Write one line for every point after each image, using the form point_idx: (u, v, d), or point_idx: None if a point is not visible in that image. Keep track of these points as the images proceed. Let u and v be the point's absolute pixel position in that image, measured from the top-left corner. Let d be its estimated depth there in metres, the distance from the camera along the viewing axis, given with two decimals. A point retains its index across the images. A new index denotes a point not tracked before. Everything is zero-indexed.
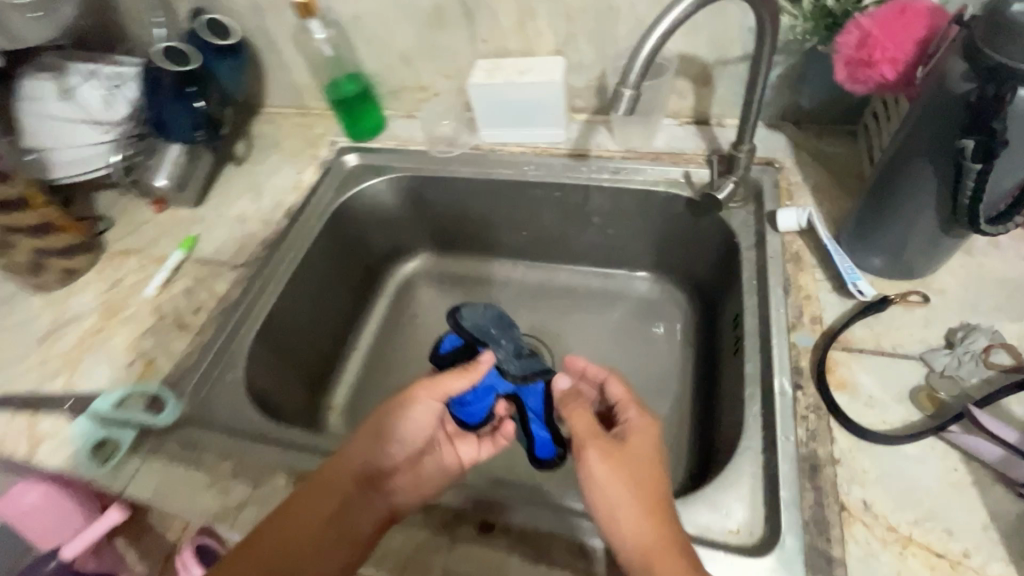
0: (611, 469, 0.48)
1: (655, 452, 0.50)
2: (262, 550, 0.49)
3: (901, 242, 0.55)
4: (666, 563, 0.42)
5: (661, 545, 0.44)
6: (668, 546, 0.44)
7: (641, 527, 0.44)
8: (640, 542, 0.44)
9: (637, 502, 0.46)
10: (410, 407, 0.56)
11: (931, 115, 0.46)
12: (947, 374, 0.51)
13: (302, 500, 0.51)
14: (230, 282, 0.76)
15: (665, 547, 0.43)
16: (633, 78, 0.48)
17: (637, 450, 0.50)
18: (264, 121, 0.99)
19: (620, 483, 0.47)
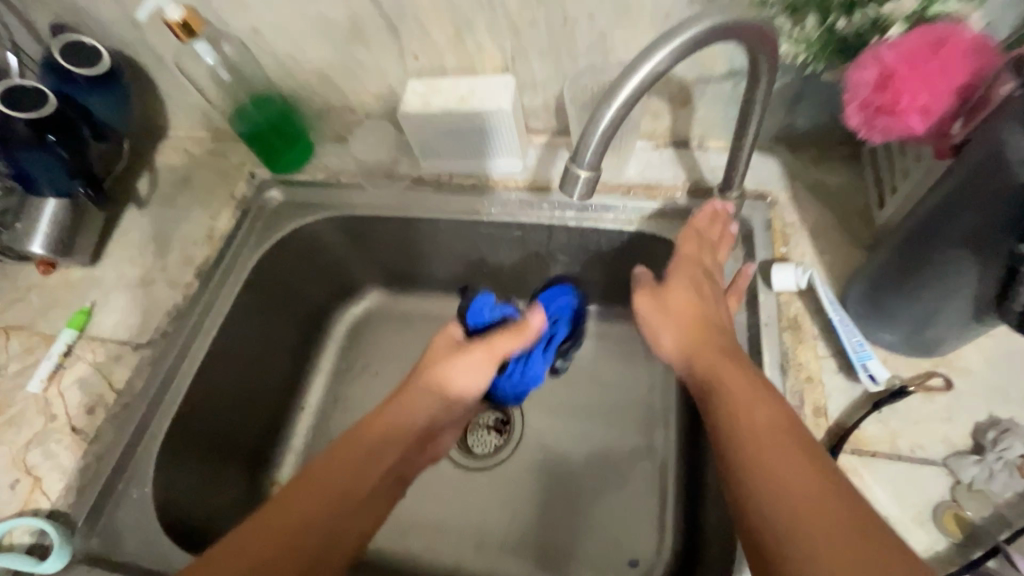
0: (683, 350, 0.51)
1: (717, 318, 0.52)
2: (305, 508, 0.48)
3: (925, 324, 0.45)
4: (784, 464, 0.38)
5: (789, 454, 0.39)
6: (788, 454, 0.39)
7: (756, 451, 0.40)
8: (750, 437, 0.41)
9: (764, 427, 0.41)
10: (466, 360, 0.60)
11: (970, 205, 0.37)
12: (975, 488, 0.43)
13: (352, 451, 0.54)
14: (131, 369, 0.64)
15: (787, 454, 0.39)
16: (590, 161, 0.38)
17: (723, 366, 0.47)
18: (167, 147, 0.83)
19: (729, 397, 0.44)
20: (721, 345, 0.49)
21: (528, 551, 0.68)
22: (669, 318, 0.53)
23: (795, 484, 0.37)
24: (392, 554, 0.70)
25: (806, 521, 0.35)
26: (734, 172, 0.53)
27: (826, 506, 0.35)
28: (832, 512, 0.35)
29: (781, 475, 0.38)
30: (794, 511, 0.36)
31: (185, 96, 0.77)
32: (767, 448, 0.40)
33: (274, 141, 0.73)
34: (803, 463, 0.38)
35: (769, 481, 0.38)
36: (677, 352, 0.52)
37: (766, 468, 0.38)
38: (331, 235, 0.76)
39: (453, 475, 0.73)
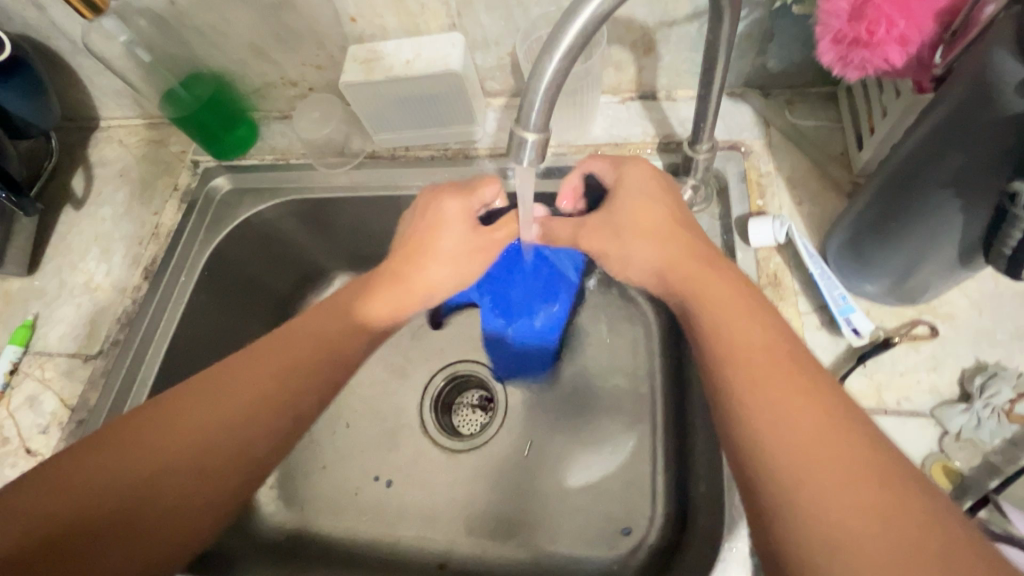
0: (662, 260, 0.46)
1: (650, 197, 0.49)
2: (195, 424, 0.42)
3: (909, 271, 0.43)
4: (769, 373, 0.36)
5: (798, 406, 0.34)
6: (802, 409, 0.34)
7: (760, 407, 0.35)
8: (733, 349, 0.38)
9: (765, 373, 0.36)
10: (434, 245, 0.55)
11: (959, 145, 0.33)
12: (963, 437, 0.42)
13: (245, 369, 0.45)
14: (84, 384, 0.61)
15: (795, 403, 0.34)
16: (536, 123, 0.34)
17: (705, 286, 0.43)
18: (97, 139, 0.76)
19: (720, 327, 0.40)
20: (683, 241, 0.46)
21: (519, 532, 0.65)
22: (625, 188, 0.49)
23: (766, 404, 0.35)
24: (379, 548, 0.67)
25: (827, 496, 0.30)
26: (704, 124, 0.49)
27: (854, 472, 0.31)
28: (868, 484, 0.30)
29: (798, 438, 0.33)
30: (819, 475, 0.31)
31: (108, 82, 0.70)
32: (767, 405, 0.34)
33: (211, 124, 0.67)
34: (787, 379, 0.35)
35: (782, 442, 0.33)
36: (658, 263, 0.47)
37: (779, 432, 0.33)
38: (286, 220, 0.71)
39: (437, 459, 0.71)
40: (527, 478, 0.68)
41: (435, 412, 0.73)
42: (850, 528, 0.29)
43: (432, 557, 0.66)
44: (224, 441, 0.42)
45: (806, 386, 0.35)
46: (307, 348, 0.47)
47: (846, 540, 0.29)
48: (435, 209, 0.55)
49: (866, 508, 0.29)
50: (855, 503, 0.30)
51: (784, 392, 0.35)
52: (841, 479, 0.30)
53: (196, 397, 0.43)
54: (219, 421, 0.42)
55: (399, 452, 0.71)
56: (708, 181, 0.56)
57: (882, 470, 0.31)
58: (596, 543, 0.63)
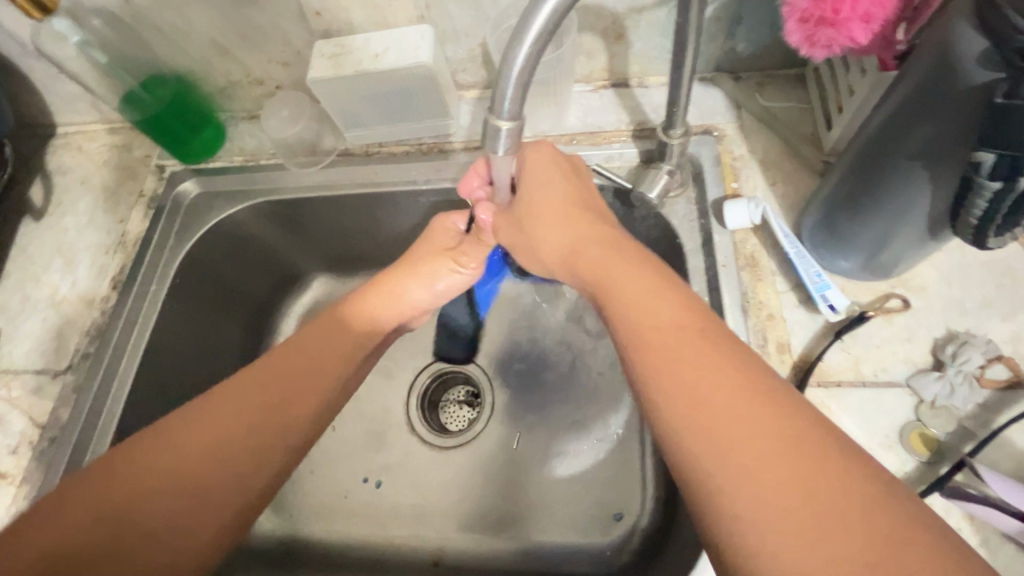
0: (564, 242, 0.47)
1: (550, 182, 0.50)
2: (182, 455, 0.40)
3: (881, 245, 0.44)
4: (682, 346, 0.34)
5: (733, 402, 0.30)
6: (712, 387, 0.31)
7: (676, 388, 0.32)
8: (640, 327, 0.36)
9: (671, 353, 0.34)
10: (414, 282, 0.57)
11: (926, 117, 0.34)
12: (938, 405, 0.43)
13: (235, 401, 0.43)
14: (54, 400, 0.59)
15: (709, 387, 0.31)
16: (509, 111, 0.34)
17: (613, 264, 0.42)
18: (55, 146, 0.73)
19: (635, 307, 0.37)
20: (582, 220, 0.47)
21: (513, 526, 0.65)
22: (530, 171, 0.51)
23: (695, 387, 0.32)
24: (371, 550, 0.67)
25: (745, 478, 0.28)
26: (676, 109, 0.49)
27: (770, 442, 0.28)
28: (787, 456, 0.28)
29: (702, 412, 0.31)
30: (734, 454, 0.29)
31: (63, 85, 0.67)
32: (676, 382, 0.32)
33: (175, 127, 0.65)
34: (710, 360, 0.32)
35: (689, 416, 0.31)
36: (560, 244, 0.47)
37: (696, 407, 0.31)
38: (258, 223, 0.70)
39: (426, 457, 0.70)
40: (517, 470, 0.68)
41: (422, 411, 0.73)
42: (768, 503, 0.27)
43: (426, 555, 0.66)
44: (225, 472, 0.40)
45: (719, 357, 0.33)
46: (299, 368, 0.47)
47: (760, 512, 0.27)
48: (437, 240, 0.59)
49: (791, 479, 0.27)
50: (768, 478, 0.28)
51: (691, 365, 0.33)
52: (756, 456, 0.28)
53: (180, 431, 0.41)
54: (204, 445, 0.40)
55: (387, 453, 0.71)
56: (683, 166, 0.56)
57: (798, 439, 0.28)
58: (588, 531, 0.63)
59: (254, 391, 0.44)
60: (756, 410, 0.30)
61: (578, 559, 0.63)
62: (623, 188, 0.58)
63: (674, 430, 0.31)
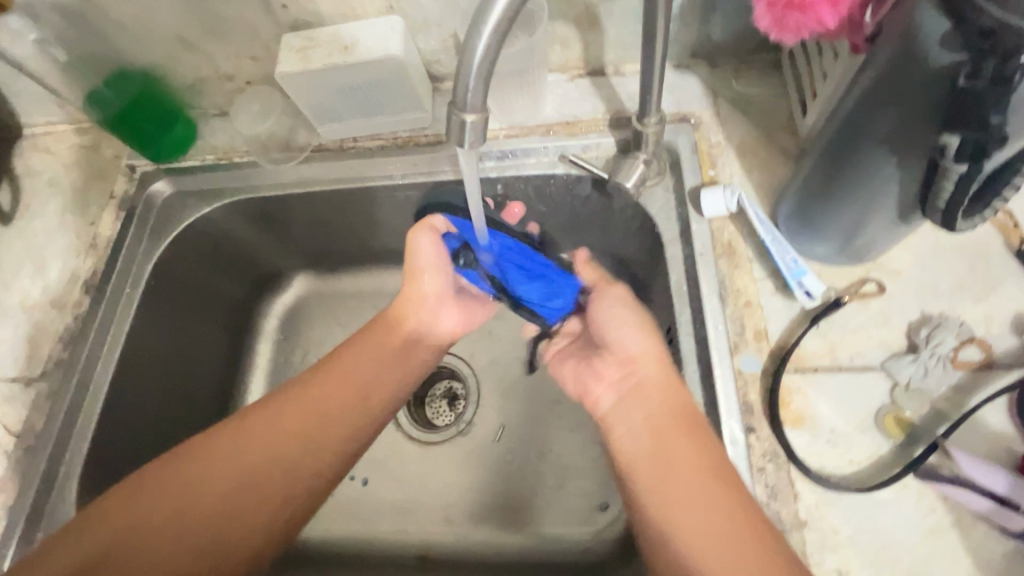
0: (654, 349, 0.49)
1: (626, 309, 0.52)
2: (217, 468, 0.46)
3: (854, 229, 0.44)
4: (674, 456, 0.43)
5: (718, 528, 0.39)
6: (680, 472, 0.42)
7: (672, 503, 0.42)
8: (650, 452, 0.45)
9: (652, 440, 0.45)
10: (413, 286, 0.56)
11: (893, 101, 0.34)
12: (913, 387, 0.44)
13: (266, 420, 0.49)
14: (28, 409, 0.58)
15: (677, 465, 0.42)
16: (473, 103, 0.33)
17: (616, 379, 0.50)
18: (21, 148, 0.71)
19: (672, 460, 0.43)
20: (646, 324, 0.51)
21: (499, 520, 0.66)
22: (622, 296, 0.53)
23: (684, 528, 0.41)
24: (358, 548, 0.67)
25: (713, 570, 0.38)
26: (649, 97, 0.48)
27: (727, 560, 0.38)
28: (718, 503, 0.40)
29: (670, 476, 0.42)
30: (679, 500, 0.42)
31: (25, 85, 0.65)
32: (682, 520, 0.41)
33: (141, 125, 0.64)
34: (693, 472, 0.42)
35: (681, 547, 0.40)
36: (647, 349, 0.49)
37: (664, 503, 0.42)
38: (234, 221, 0.68)
39: (411, 454, 0.70)
40: (502, 464, 0.67)
41: (407, 407, 0.72)
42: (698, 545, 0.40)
43: (413, 552, 0.66)
44: (246, 511, 0.46)
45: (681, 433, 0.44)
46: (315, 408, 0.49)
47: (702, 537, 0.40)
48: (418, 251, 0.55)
49: (739, 559, 0.38)
50: (702, 516, 0.40)
51: (665, 450, 0.44)
52: (711, 538, 0.39)
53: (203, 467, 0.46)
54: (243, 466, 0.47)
55: (372, 450, 0.70)
56: (660, 155, 0.56)
57: (751, 532, 0.39)
58: (574, 522, 0.64)
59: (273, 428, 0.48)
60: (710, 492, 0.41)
61: (564, 550, 0.63)
62: (600, 178, 0.57)
63: (672, 544, 0.40)
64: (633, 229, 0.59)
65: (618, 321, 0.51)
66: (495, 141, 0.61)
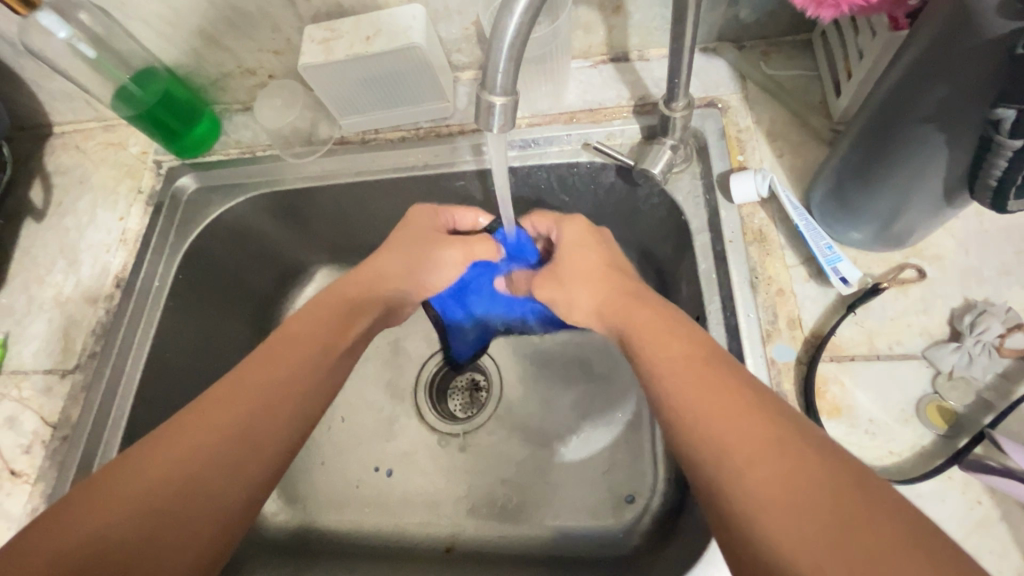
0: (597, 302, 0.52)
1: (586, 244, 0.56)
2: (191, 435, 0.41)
3: (892, 213, 0.42)
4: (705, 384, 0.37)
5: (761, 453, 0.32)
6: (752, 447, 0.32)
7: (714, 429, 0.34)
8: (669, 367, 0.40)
9: (698, 386, 0.37)
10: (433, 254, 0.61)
11: (944, 76, 0.32)
12: (956, 376, 0.42)
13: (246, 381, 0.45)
14: (64, 400, 0.59)
15: (751, 436, 0.33)
16: (502, 86, 0.33)
17: (672, 356, 0.41)
18: (52, 146, 0.73)
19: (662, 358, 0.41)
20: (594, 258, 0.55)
21: (525, 510, 0.65)
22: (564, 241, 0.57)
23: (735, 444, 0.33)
24: (383, 538, 0.67)
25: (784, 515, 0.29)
26: (678, 81, 0.47)
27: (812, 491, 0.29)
28: (765, 431, 0.33)
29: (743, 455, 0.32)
30: (775, 491, 0.30)
31: (56, 84, 0.66)
32: (739, 441, 0.33)
33: (170, 124, 0.64)
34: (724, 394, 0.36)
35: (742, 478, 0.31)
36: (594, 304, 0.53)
37: (719, 438, 0.34)
38: (259, 215, 0.69)
39: (436, 445, 0.70)
40: (527, 455, 0.67)
41: (430, 399, 0.73)
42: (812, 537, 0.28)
43: (439, 542, 0.66)
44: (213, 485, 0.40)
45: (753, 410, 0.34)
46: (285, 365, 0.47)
47: (807, 528, 0.28)
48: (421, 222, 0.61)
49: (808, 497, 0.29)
50: (791, 496, 0.29)
51: (736, 418, 0.34)
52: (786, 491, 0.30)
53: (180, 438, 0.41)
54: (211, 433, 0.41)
55: (397, 441, 0.71)
56: (687, 141, 0.55)
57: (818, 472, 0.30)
58: (599, 513, 0.63)
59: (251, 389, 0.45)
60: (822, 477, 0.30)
61: (590, 542, 0.62)
62: (625, 165, 0.57)
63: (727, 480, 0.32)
64: (659, 217, 0.58)
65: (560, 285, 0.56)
66: (518, 131, 0.60)
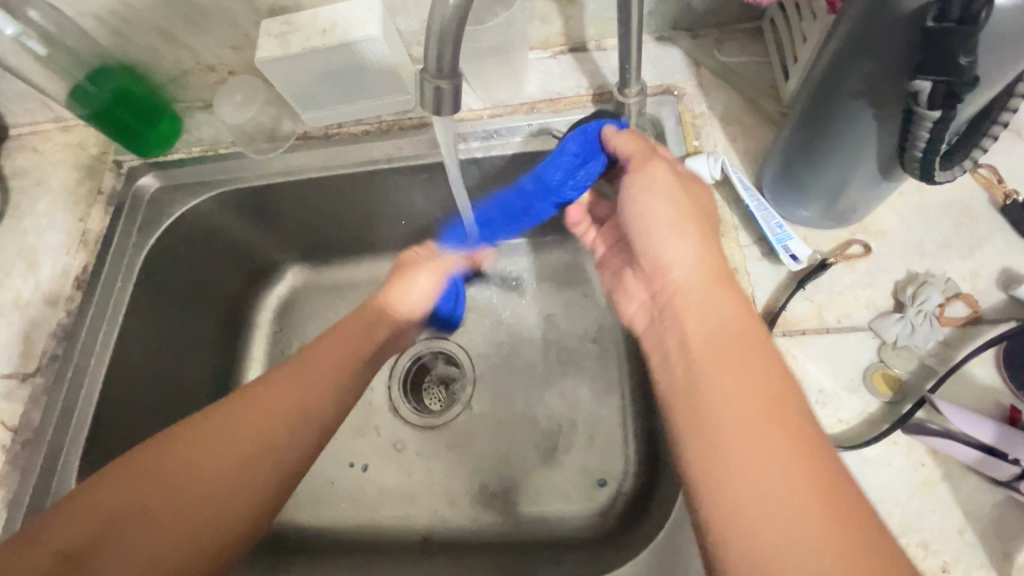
0: (698, 262, 0.41)
1: (703, 203, 0.46)
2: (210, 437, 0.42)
3: (835, 190, 0.44)
4: (776, 401, 0.33)
5: (796, 498, 0.30)
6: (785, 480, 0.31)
7: (747, 449, 0.32)
8: (712, 340, 0.37)
9: (740, 388, 0.34)
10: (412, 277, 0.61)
11: (867, 53, 0.33)
12: (900, 345, 0.44)
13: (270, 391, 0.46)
14: (24, 404, 0.58)
15: (792, 480, 0.31)
16: (444, 69, 0.33)
17: (712, 335, 0.37)
18: (9, 148, 0.71)
19: (711, 336, 0.37)
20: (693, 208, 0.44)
21: (498, 498, 0.66)
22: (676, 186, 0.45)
23: (776, 479, 0.31)
24: (357, 534, 0.67)
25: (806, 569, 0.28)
26: (629, 67, 0.48)
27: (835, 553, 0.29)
28: (798, 472, 0.31)
29: (772, 497, 0.31)
30: (780, 538, 0.30)
31: (8, 84, 0.65)
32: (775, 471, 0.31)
33: (128, 122, 0.64)
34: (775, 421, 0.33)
35: (763, 517, 0.30)
36: (692, 262, 0.42)
37: (755, 460, 0.32)
38: (223, 213, 0.69)
39: (409, 439, 0.70)
40: (500, 445, 0.68)
41: (403, 392, 0.73)
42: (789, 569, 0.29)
43: (414, 534, 0.66)
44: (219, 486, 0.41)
45: (823, 469, 0.31)
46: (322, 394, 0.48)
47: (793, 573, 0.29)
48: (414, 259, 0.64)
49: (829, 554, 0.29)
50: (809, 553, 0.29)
51: (776, 449, 0.32)
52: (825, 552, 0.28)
53: (248, 400, 0.45)
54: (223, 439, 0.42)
55: (371, 436, 0.71)
56: (644, 128, 0.56)
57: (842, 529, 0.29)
58: (572, 499, 0.64)
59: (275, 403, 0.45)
60: (827, 537, 0.29)
61: (564, 527, 0.63)
62: None
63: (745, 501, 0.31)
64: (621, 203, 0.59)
65: (657, 214, 0.44)
66: (481, 122, 0.61)
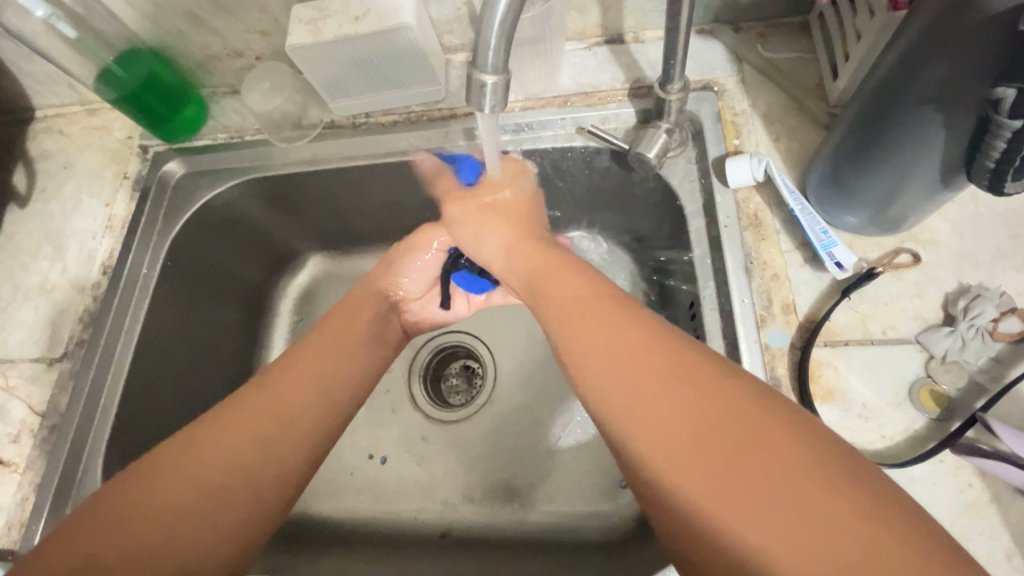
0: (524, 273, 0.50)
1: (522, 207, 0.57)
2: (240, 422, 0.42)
3: (888, 197, 0.42)
4: (690, 392, 0.32)
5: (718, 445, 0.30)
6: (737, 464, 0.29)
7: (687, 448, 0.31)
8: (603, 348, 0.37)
9: (667, 391, 0.33)
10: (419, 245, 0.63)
11: (943, 53, 0.31)
12: (948, 360, 0.42)
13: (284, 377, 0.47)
14: (51, 388, 0.58)
15: (728, 439, 0.30)
16: (493, 64, 0.32)
17: (601, 339, 0.38)
18: (35, 131, 0.71)
19: (611, 351, 0.36)
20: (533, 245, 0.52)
21: (520, 496, 0.65)
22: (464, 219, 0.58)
23: (739, 479, 0.28)
24: (376, 527, 0.67)
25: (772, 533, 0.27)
26: (673, 62, 0.46)
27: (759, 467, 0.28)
28: (744, 443, 0.29)
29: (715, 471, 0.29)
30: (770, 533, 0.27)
31: (37, 66, 0.64)
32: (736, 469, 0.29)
33: (155, 106, 0.63)
34: (720, 408, 0.31)
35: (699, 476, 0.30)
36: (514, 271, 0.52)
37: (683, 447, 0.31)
38: (247, 201, 0.68)
39: (429, 433, 0.70)
40: (520, 442, 0.67)
41: (424, 386, 0.72)
42: (771, 532, 0.27)
43: (432, 529, 0.66)
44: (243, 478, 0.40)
45: (766, 428, 0.29)
46: (308, 387, 0.47)
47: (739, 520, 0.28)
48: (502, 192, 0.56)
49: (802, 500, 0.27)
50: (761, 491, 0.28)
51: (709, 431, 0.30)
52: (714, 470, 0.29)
53: (273, 381, 0.46)
54: (252, 424, 0.43)
55: (392, 428, 0.70)
56: (682, 125, 0.54)
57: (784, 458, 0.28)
58: (594, 500, 0.63)
59: (251, 414, 0.43)
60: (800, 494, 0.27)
61: (586, 528, 0.62)
62: (620, 149, 0.56)
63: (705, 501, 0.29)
64: (654, 202, 0.58)
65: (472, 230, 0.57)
66: (512, 115, 0.59)
